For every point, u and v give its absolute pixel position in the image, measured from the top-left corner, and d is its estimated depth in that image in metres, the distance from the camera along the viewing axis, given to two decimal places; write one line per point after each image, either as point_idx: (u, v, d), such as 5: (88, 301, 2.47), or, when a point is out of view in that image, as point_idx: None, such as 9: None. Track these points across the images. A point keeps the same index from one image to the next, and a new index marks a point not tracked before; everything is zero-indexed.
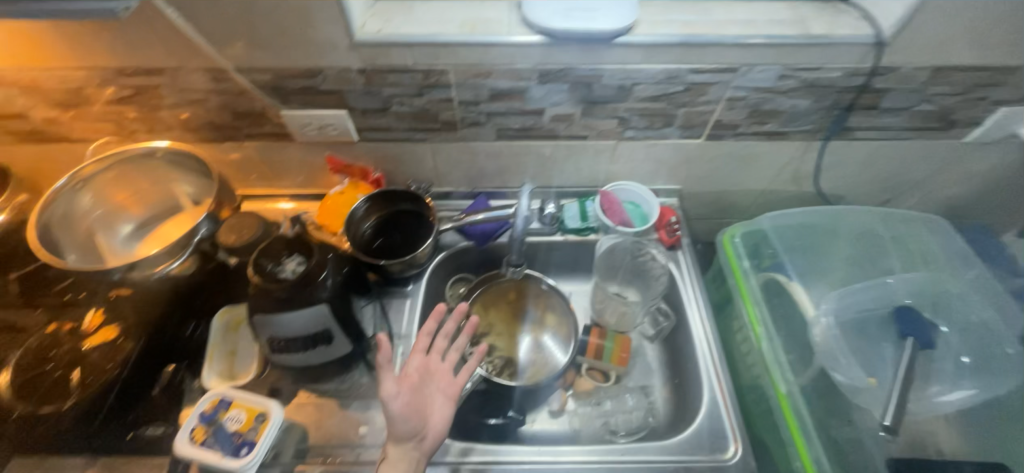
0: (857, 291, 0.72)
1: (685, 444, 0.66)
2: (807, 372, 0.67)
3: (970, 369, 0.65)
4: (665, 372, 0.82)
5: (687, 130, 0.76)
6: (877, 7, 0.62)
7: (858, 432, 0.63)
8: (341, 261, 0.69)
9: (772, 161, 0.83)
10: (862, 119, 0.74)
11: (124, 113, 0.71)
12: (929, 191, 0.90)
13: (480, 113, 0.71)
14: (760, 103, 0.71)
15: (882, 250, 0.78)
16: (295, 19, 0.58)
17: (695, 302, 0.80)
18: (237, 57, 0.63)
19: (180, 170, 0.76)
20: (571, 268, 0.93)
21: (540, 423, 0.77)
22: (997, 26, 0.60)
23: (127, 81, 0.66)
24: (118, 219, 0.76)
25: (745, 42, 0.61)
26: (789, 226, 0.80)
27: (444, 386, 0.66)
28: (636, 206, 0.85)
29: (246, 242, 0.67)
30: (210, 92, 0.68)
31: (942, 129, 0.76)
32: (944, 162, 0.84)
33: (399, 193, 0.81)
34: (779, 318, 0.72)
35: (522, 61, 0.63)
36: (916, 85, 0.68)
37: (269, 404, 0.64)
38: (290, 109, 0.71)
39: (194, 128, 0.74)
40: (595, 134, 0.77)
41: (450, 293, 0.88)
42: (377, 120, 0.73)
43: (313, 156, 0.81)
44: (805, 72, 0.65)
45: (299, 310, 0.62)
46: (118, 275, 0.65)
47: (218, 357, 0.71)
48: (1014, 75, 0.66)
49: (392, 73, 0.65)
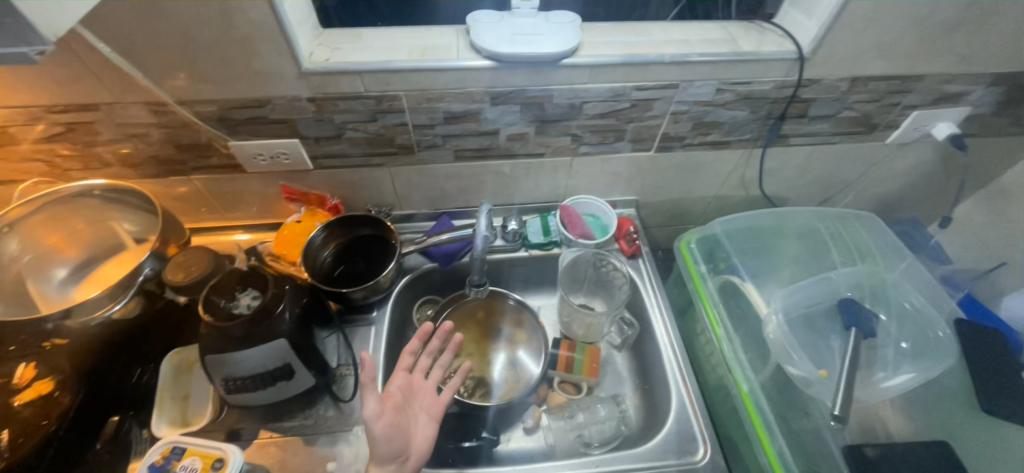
0: (805, 287, 0.73)
1: (656, 449, 0.67)
2: (766, 368, 0.69)
3: (909, 353, 0.68)
4: (635, 379, 0.83)
5: (637, 144, 0.79)
6: (797, 25, 0.67)
7: (816, 424, 0.65)
8: (299, 291, 0.66)
9: (718, 169, 0.88)
10: (794, 127, 0.80)
11: (56, 150, 0.68)
12: (860, 189, 0.98)
13: (437, 136, 0.72)
14: (702, 116, 0.75)
15: (823, 247, 0.84)
16: (237, 50, 0.57)
17: (658, 308, 0.82)
18: (179, 89, 0.61)
19: (121, 208, 0.72)
20: (538, 282, 0.94)
21: (515, 442, 0.76)
22: (901, 41, 0.66)
23: (58, 118, 0.63)
24: (49, 264, 0.70)
25: (683, 60, 0.64)
26: (738, 229, 0.84)
27: (427, 405, 0.67)
28: (596, 218, 0.89)
29: (196, 279, 0.64)
30: (151, 126, 0.66)
31: (865, 133, 0.83)
32: (871, 162, 0.91)
33: (358, 218, 0.80)
34: (736, 318, 0.75)
35: (473, 85, 0.64)
36: (838, 94, 0.73)
37: (227, 449, 0.60)
38: (239, 140, 0.69)
39: (134, 163, 0.72)
40: (551, 151, 0.79)
41: (418, 316, 0.87)
42: (332, 147, 0.72)
43: (267, 186, 0.79)
44: (739, 86, 0.70)
45: (256, 346, 0.59)
46: (52, 324, 0.59)
47: (169, 403, 0.67)
48: (920, 82, 0.73)
49: (343, 100, 0.64)
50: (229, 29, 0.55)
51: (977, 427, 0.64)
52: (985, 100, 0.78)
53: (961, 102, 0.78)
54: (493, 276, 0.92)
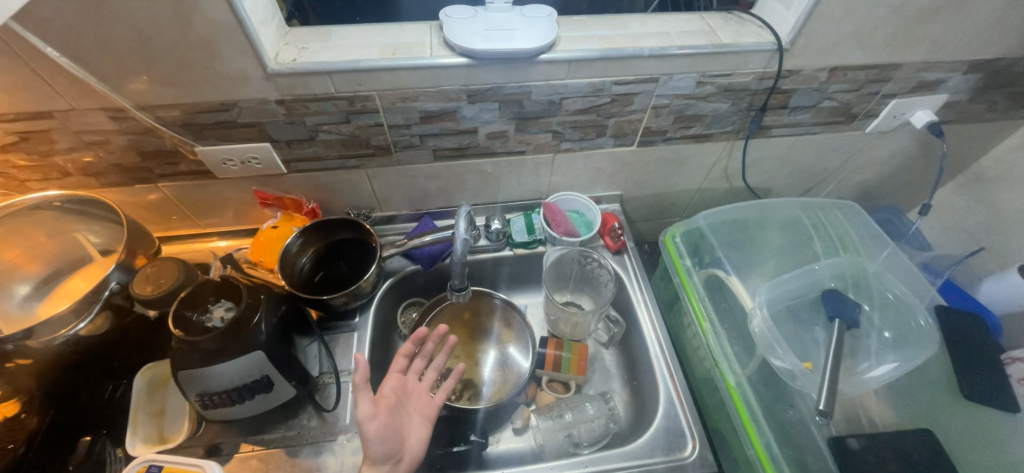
0: (788, 281, 0.73)
1: (646, 446, 0.67)
2: (752, 361, 0.70)
3: (891, 342, 0.69)
4: (624, 376, 0.83)
5: (619, 139, 0.78)
6: (775, 16, 0.67)
7: (801, 414, 0.66)
8: (275, 300, 0.64)
9: (701, 161, 0.87)
10: (775, 118, 0.79)
11: (11, 161, 0.65)
12: (841, 178, 0.98)
13: (414, 136, 0.70)
14: (683, 109, 0.74)
15: (806, 237, 0.84)
16: (197, 52, 0.54)
17: (644, 303, 0.82)
18: (138, 94, 0.58)
19: (85, 218, 0.70)
20: (523, 281, 0.93)
21: (505, 442, 0.76)
22: (879, 29, 0.65)
23: (11, 127, 0.59)
24: (10, 281, 0.67)
25: (662, 53, 0.63)
26: (722, 222, 0.83)
27: (420, 407, 0.66)
28: (580, 214, 0.88)
29: (166, 292, 0.62)
30: (112, 133, 0.63)
31: (845, 122, 0.83)
32: (852, 151, 0.91)
33: (335, 222, 0.77)
34: (721, 312, 0.75)
35: (448, 83, 0.62)
36: (818, 84, 0.73)
37: (205, 465, 0.58)
38: (207, 145, 0.66)
39: (97, 172, 0.69)
40: (532, 149, 0.77)
41: (402, 319, 0.86)
42: (304, 150, 0.70)
43: (240, 192, 0.77)
44: (720, 78, 0.69)
45: (232, 360, 0.57)
46: (12, 345, 0.55)
47: (142, 420, 0.64)
48: (898, 71, 0.73)
49: (314, 102, 0.62)
50: (187, 29, 0.52)
51: (959, 411, 0.65)
52: (961, 87, 0.78)
53: (938, 89, 0.78)
54: (478, 276, 0.90)
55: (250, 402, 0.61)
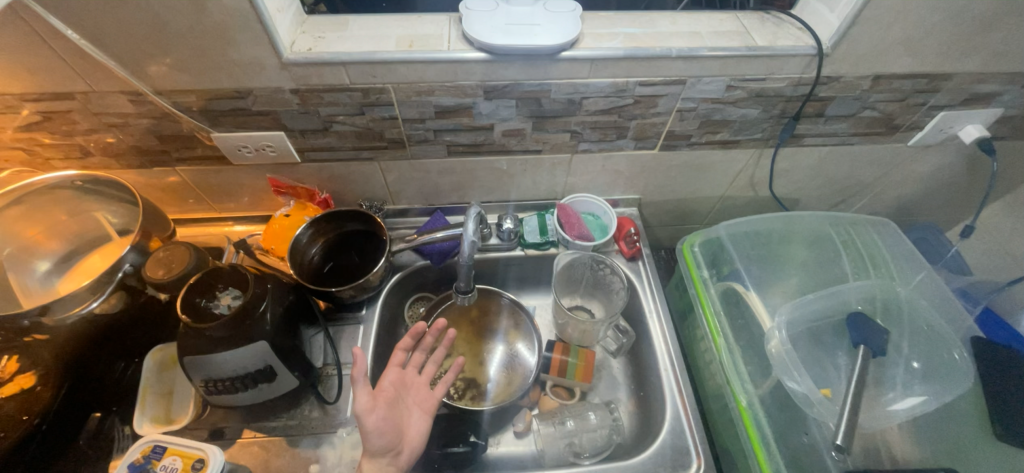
0: (810, 302, 0.69)
1: (648, 462, 0.64)
2: (766, 382, 0.67)
3: (920, 373, 0.64)
4: (631, 386, 0.81)
5: (640, 142, 0.75)
6: (817, 17, 0.62)
7: (815, 442, 0.62)
8: (283, 290, 0.63)
9: (726, 169, 0.84)
10: (809, 127, 0.75)
11: (36, 139, 0.66)
12: (876, 191, 0.93)
13: (428, 130, 0.69)
14: (710, 113, 0.70)
15: (834, 254, 0.80)
16: (212, 38, 0.54)
17: (656, 313, 0.79)
18: (156, 79, 0.58)
19: (103, 199, 0.71)
20: (534, 282, 0.92)
21: (505, 445, 0.75)
22: (932, 37, 0.60)
23: (35, 107, 0.60)
24: (31, 257, 0.69)
25: (690, 54, 0.59)
26: (744, 233, 0.80)
27: (420, 400, 0.66)
28: (595, 217, 0.86)
29: (177, 278, 0.62)
30: (131, 115, 0.63)
31: (886, 134, 0.78)
32: (890, 165, 0.86)
33: (345, 213, 0.77)
34: (737, 328, 0.72)
35: (465, 78, 0.60)
36: (859, 93, 0.68)
37: (208, 450, 0.58)
38: (222, 132, 0.66)
39: (116, 153, 0.70)
40: (549, 148, 0.75)
41: (409, 313, 0.86)
42: (318, 140, 0.69)
43: (254, 178, 0.77)
44: (753, 82, 0.65)
45: (237, 349, 0.57)
46: (28, 321, 0.57)
47: (150, 401, 0.65)
48: (949, 81, 0.67)
49: (328, 92, 0.61)
50: (201, 15, 0.51)
51: (990, 451, 0.60)
52: (1017, 102, 0.73)
53: (992, 103, 0.72)
54: (487, 275, 0.89)
55: (254, 391, 0.62)
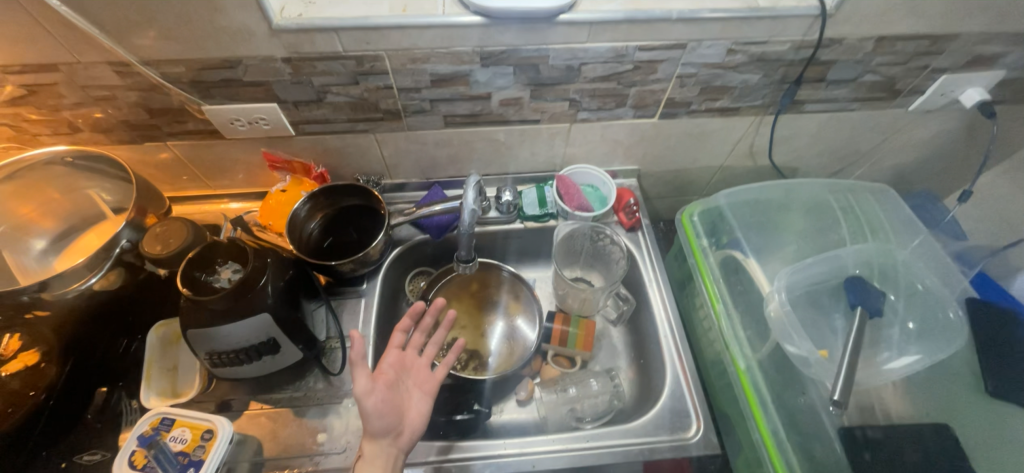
0: (808, 267, 0.70)
1: (650, 425, 0.66)
2: (765, 346, 0.67)
3: (914, 334, 0.66)
4: (631, 354, 0.82)
5: (640, 110, 0.74)
6: None
7: (813, 402, 0.64)
8: (283, 264, 0.63)
9: (725, 137, 0.83)
10: (810, 92, 0.74)
11: (22, 115, 0.65)
12: (874, 158, 0.93)
13: (424, 100, 0.67)
14: (710, 80, 0.69)
15: (832, 220, 0.80)
16: (199, 4, 0.52)
17: (656, 283, 0.79)
18: (144, 49, 0.57)
19: (95, 175, 0.70)
20: (533, 255, 0.92)
21: (508, 413, 0.76)
22: None
23: (20, 79, 0.59)
24: (27, 235, 0.69)
25: (691, 17, 0.58)
26: (743, 202, 0.80)
27: (420, 382, 0.66)
28: (595, 189, 0.85)
29: (176, 251, 0.62)
30: (119, 88, 0.61)
31: (887, 99, 0.77)
32: (889, 131, 0.86)
33: (342, 188, 0.76)
34: (736, 294, 0.73)
35: (461, 44, 0.59)
36: (861, 55, 0.67)
37: (216, 421, 0.59)
38: (214, 104, 0.65)
39: (106, 129, 0.68)
40: (547, 118, 0.74)
41: (410, 287, 0.86)
42: (312, 112, 0.68)
43: (248, 153, 0.76)
44: (753, 46, 0.64)
45: (241, 320, 0.57)
46: (28, 297, 0.57)
47: (156, 374, 0.66)
48: (952, 43, 0.66)
49: (321, 60, 0.59)
50: None
51: (982, 407, 0.62)
52: (1020, 64, 0.72)
53: (994, 65, 0.71)
54: (487, 248, 0.89)
55: (258, 363, 0.62)
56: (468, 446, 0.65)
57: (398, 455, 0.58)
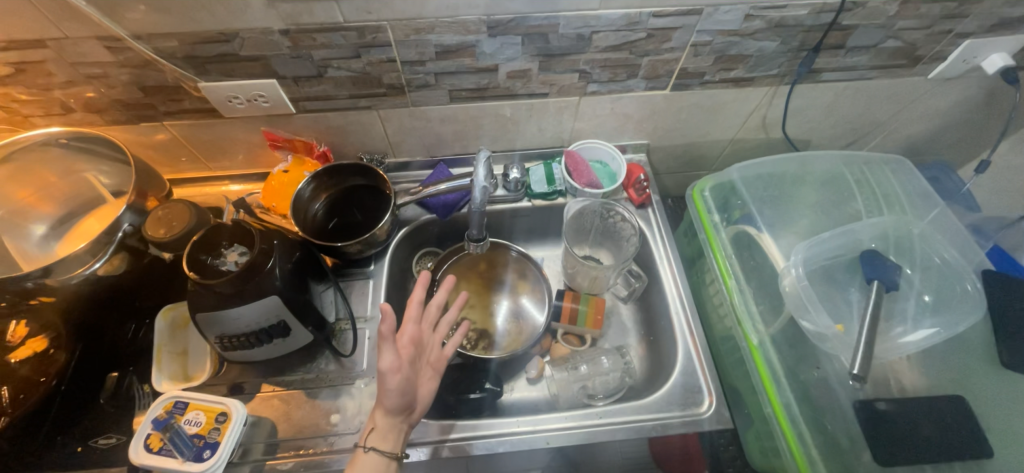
0: (825, 241, 0.69)
1: (662, 401, 0.66)
2: (778, 321, 0.67)
3: (929, 306, 0.66)
4: (641, 330, 0.82)
5: (651, 81, 0.71)
6: None
7: (827, 375, 0.64)
8: (290, 246, 0.62)
9: (738, 109, 0.80)
10: (828, 60, 0.71)
11: (12, 96, 0.62)
12: (889, 129, 0.91)
13: (429, 74, 0.65)
14: (725, 48, 0.66)
15: (847, 193, 0.78)
16: None
17: (667, 259, 0.79)
18: (134, 23, 0.54)
19: (92, 158, 0.68)
20: (541, 233, 0.91)
21: (518, 391, 0.77)
22: None
23: (6, 57, 0.56)
24: (26, 220, 0.67)
25: None
26: (756, 176, 0.78)
27: (431, 359, 0.64)
28: (603, 165, 0.84)
29: (181, 235, 0.61)
30: (111, 65, 0.59)
31: (908, 66, 0.74)
32: (907, 100, 0.83)
33: (346, 167, 0.74)
34: (749, 269, 0.72)
35: (468, 12, 0.56)
36: (884, 19, 0.64)
37: (229, 403, 0.59)
38: (211, 81, 0.62)
39: (100, 109, 0.66)
40: (556, 91, 0.71)
41: (417, 268, 0.85)
42: (313, 88, 0.65)
43: (247, 133, 0.73)
44: (772, 11, 0.61)
45: (251, 303, 0.56)
46: (31, 283, 0.56)
47: (166, 359, 0.65)
48: (979, 5, 0.64)
49: (321, 32, 0.57)
50: None
51: (996, 378, 0.62)
52: None
53: (1021, 29, 0.69)
54: (494, 227, 0.88)
55: (269, 346, 0.62)
56: (464, 426, 0.65)
57: (407, 429, 0.59)
